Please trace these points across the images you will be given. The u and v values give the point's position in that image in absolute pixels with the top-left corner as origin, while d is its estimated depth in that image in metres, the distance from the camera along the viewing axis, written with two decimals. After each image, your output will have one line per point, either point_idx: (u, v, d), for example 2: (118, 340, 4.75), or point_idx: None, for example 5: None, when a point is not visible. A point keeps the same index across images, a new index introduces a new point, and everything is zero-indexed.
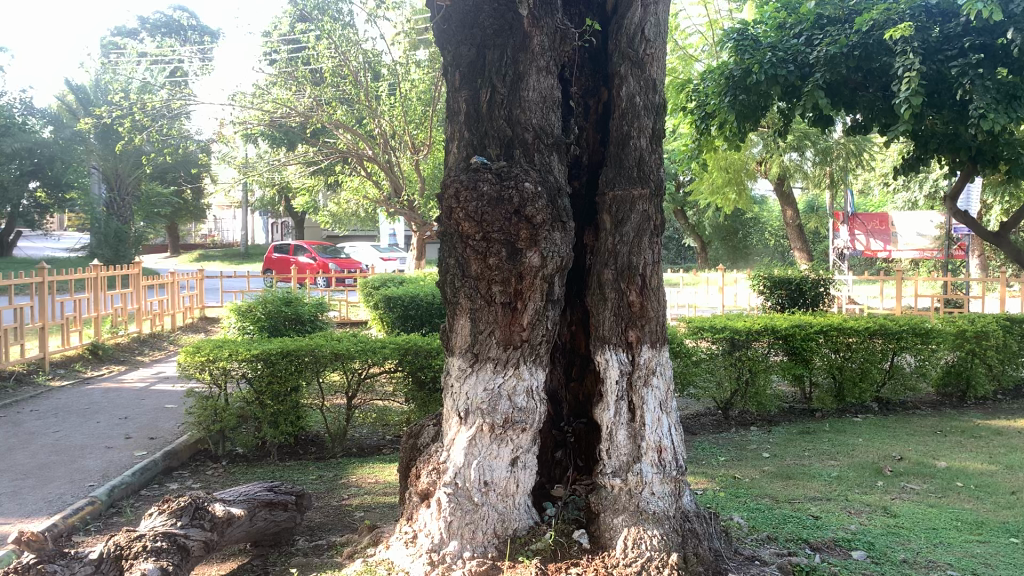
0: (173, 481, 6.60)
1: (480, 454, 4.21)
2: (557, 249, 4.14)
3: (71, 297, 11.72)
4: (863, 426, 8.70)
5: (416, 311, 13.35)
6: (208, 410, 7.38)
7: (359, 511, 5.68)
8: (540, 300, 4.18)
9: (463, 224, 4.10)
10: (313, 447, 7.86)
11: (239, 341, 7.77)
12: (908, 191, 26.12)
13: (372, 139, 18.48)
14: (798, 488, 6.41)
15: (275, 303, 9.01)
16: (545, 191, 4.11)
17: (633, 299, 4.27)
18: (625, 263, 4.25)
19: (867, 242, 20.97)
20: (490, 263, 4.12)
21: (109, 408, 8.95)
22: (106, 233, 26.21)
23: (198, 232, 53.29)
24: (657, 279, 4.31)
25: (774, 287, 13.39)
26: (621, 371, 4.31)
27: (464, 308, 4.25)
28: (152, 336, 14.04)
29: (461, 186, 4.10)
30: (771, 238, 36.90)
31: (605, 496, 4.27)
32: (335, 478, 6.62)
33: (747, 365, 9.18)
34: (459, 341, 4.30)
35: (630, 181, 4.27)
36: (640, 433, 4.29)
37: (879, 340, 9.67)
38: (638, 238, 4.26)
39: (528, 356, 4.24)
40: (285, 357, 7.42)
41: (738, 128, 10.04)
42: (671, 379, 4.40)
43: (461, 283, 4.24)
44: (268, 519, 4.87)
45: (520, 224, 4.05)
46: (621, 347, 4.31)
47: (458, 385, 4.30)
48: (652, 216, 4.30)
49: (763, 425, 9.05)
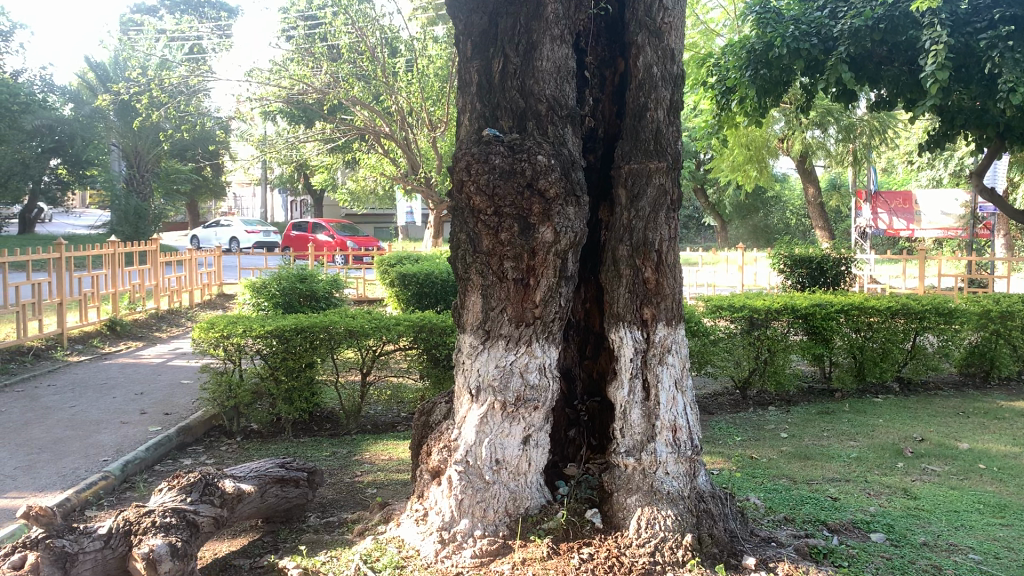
0: (186, 456, 6.61)
1: (491, 432, 4.15)
2: (570, 224, 4.04)
3: (89, 273, 11.79)
4: (883, 406, 8.58)
5: (431, 287, 13.30)
6: (222, 385, 7.37)
7: (372, 488, 5.66)
8: (553, 277, 4.09)
9: (474, 198, 4.02)
10: (328, 423, 7.85)
11: (252, 317, 7.75)
12: (933, 168, 25.69)
13: (390, 115, 18.38)
14: (817, 469, 6.32)
15: (289, 279, 8.99)
16: (559, 164, 4.01)
17: (649, 276, 4.17)
18: (641, 239, 4.15)
19: (890, 221, 20.09)
20: (502, 238, 4.03)
21: (125, 383, 8.99)
22: (126, 210, 26.43)
23: (218, 210, 53.50)
24: (673, 256, 4.21)
25: (795, 266, 13.21)
26: (636, 349, 4.22)
27: (476, 285, 4.17)
28: (170, 312, 14.10)
29: (473, 159, 4.02)
30: (793, 216, 36.51)
31: (618, 475, 4.21)
32: (349, 454, 6.60)
33: (766, 345, 9.07)
34: (471, 318, 4.23)
35: (646, 154, 4.16)
36: (655, 412, 4.20)
37: (901, 320, 9.53)
38: (654, 214, 4.16)
39: (540, 334, 4.16)
40: (300, 334, 7.39)
41: (760, 104, 9.86)
42: (687, 357, 4.31)
43: (472, 259, 4.15)
44: (279, 495, 4.87)
45: (533, 199, 3.97)
46: (636, 325, 4.22)
47: (469, 362, 4.23)
48: (669, 190, 4.18)
49: (782, 404, 8.94)
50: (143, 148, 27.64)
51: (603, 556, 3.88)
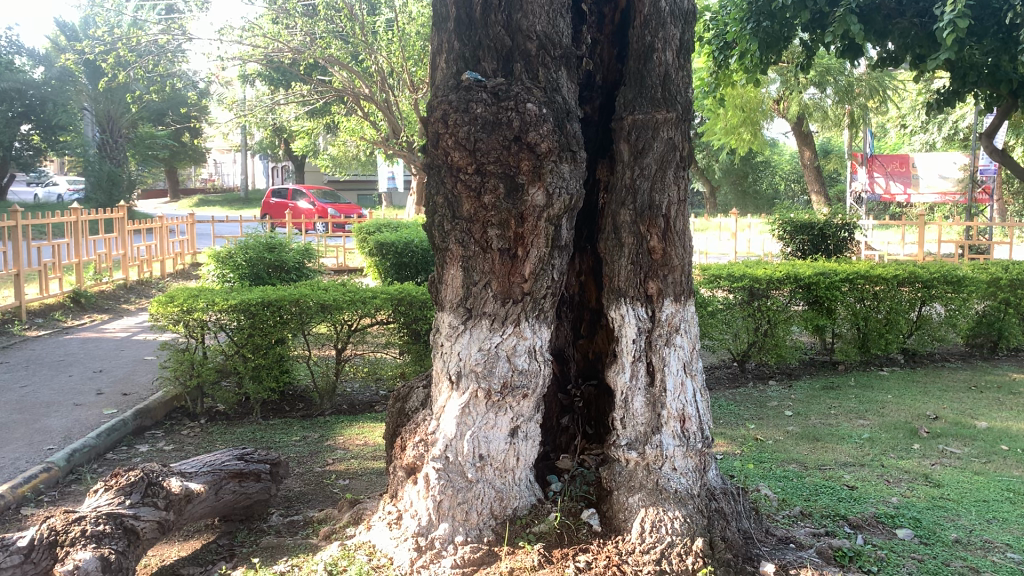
0: (142, 442, 6.06)
1: (475, 424, 3.62)
2: (565, 184, 3.48)
3: (49, 243, 11.10)
4: (891, 380, 8.12)
5: (410, 258, 12.74)
6: (184, 363, 6.79)
7: (343, 478, 5.15)
8: (544, 247, 3.54)
9: (453, 154, 3.46)
10: (300, 403, 7.31)
11: (217, 289, 7.17)
12: (926, 132, 25.12)
13: (369, 76, 17.58)
14: (827, 453, 5.83)
15: (257, 248, 8.38)
16: (551, 115, 3.45)
17: (655, 244, 3.61)
18: (646, 202, 3.59)
19: (887, 185, 19.92)
20: (486, 202, 3.49)
21: (84, 360, 8.40)
22: (100, 176, 25.65)
23: (198, 176, 52.35)
24: (683, 221, 3.65)
25: (795, 233, 12.69)
26: (639, 329, 3.67)
27: (455, 256, 3.61)
28: (140, 284, 13.44)
29: (451, 108, 3.44)
30: (782, 181, 35.91)
31: (618, 471, 3.69)
32: (321, 439, 6.07)
33: (766, 315, 8.55)
34: (449, 294, 3.67)
35: (652, 102, 3.59)
36: (660, 400, 3.67)
37: (906, 289, 9.06)
38: (662, 174, 3.60)
39: (530, 312, 3.62)
40: (269, 307, 6.83)
41: (761, 60, 9.21)
42: (698, 337, 3.77)
43: (451, 226, 3.59)
44: (237, 491, 4.35)
45: (521, 154, 3.41)
46: (640, 302, 3.67)
47: (448, 345, 3.68)
48: (678, 146, 3.62)
49: (783, 379, 8.45)
50: (116, 112, 26.65)
51: (602, 564, 3.36)
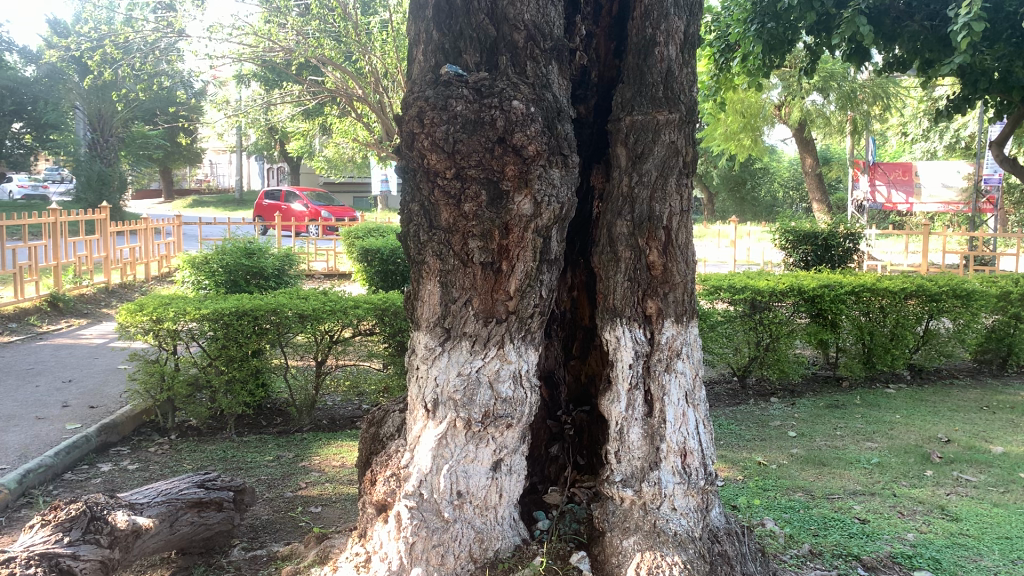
0: (105, 461, 5.69)
1: (453, 457, 3.25)
2: (556, 191, 3.12)
3: (25, 245, 10.72)
4: (898, 398, 7.76)
5: (395, 265, 12.39)
6: (154, 375, 6.41)
7: (315, 506, 4.79)
8: (532, 261, 3.18)
9: (430, 157, 3.10)
10: (278, 417, 6.94)
11: (191, 297, 6.80)
12: (927, 141, 24.84)
13: (363, 77, 17.21)
14: (834, 479, 5.46)
15: (234, 254, 8.01)
16: (540, 114, 3.09)
17: (655, 259, 3.25)
18: (645, 213, 3.23)
19: (888, 194, 19.51)
20: (466, 210, 3.14)
21: (54, 368, 8.01)
22: (89, 175, 25.13)
23: (194, 177, 51.94)
24: (685, 234, 3.30)
25: (798, 243, 12.33)
26: (637, 353, 3.30)
27: (432, 270, 3.24)
28: (123, 287, 13.05)
29: (427, 104, 3.08)
30: (780, 188, 35.63)
31: (611, 511, 3.32)
32: (295, 460, 5.70)
33: (769, 329, 8.19)
34: (426, 312, 3.30)
35: (653, 101, 3.23)
36: (659, 433, 3.30)
37: (913, 302, 8.68)
38: (664, 181, 3.24)
39: (515, 333, 3.26)
40: (245, 316, 6.45)
41: (764, 63, 8.85)
42: (701, 362, 3.40)
43: (428, 237, 3.22)
44: (195, 523, 3.99)
45: (506, 157, 3.07)
46: (638, 323, 3.30)
47: (424, 369, 3.31)
48: (682, 149, 3.26)
49: (785, 396, 8.09)
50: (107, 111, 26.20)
51: None
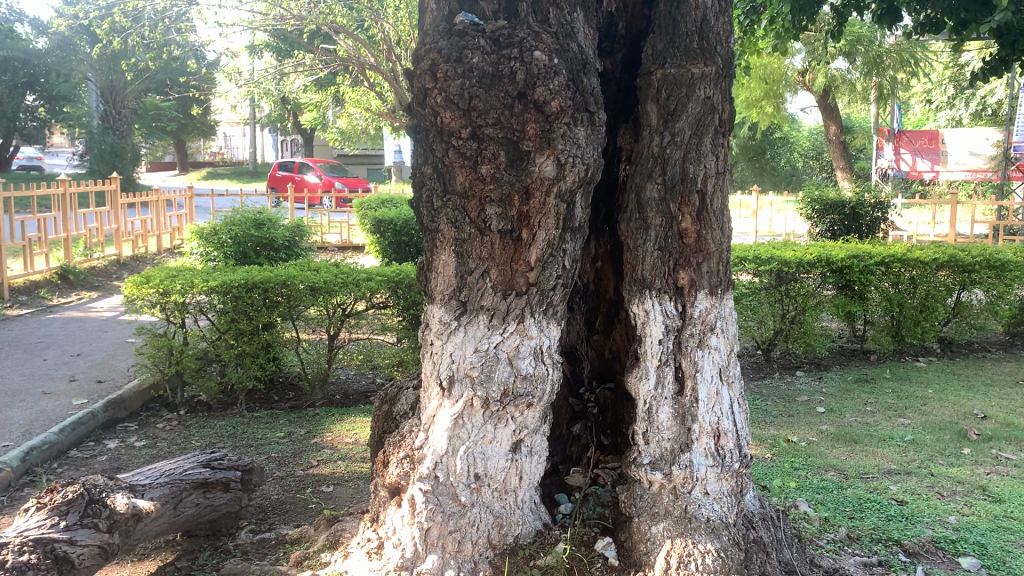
0: (112, 437, 5.53)
1: (470, 438, 3.04)
2: (580, 152, 2.86)
3: (34, 217, 10.54)
4: (930, 373, 7.49)
5: (409, 237, 12.16)
6: (162, 349, 6.24)
7: (326, 486, 4.61)
8: (554, 228, 2.94)
9: (443, 115, 2.86)
10: (290, 392, 6.76)
11: (199, 269, 6.61)
12: (952, 108, 24.22)
13: (375, 45, 16.85)
14: (867, 458, 5.22)
15: (243, 225, 7.81)
16: (564, 67, 2.84)
17: (688, 226, 3.00)
18: (677, 176, 2.98)
19: (913, 163, 18.75)
20: (483, 173, 2.90)
21: (63, 342, 7.86)
22: (102, 147, 24.28)
23: (208, 149, 51.66)
24: (720, 199, 3.04)
25: (825, 212, 11.98)
26: (667, 327, 3.05)
27: (447, 238, 3.01)
28: (135, 260, 12.89)
29: (440, 56, 2.84)
30: (800, 158, 34.98)
31: (639, 495, 3.11)
32: (307, 436, 5.52)
33: (796, 301, 7.91)
34: (440, 284, 3.07)
35: (687, 53, 2.97)
36: (690, 412, 3.07)
37: (944, 273, 8.37)
38: (697, 141, 2.98)
39: (536, 306, 3.03)
40: (255, 288, 6.25)
41: (791, 24, 8.48)
42: (736, 337, 3.15)
43: (442, 203, 2.98)
44: (200, 505, 3.81)
45: (527, 114, 2.83)
46: (669, 294, 3.05)
47: (439, 344, 3.09)
48: (718, 106, 3.00)
49: (812, 370, 7.83)
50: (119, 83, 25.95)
51: None
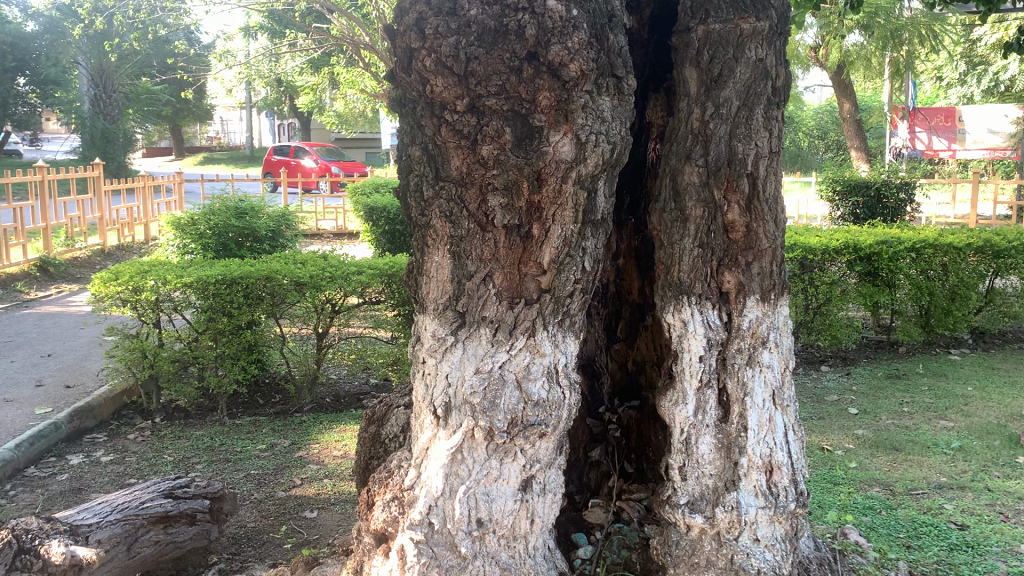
0: (76, 451, 5.00)
1: (471, 476, 2.47)
2: (605, 128, 2.32)
3: (9, 206, 10.00)
4: (967, 367, 6.93)
5: (405, 226, 11.59)
6: (135, 352, 5.68)
7: (309, 510, 4.08)
8: (571, 222, 2.39)
9: (436, 83, 2.33)
10: (277, 395, 6.21)
11: (174, 263, 6.06)
12: (964, 85, 23.48)
13: (369, 24, 16.15)
14: (914, 470, 4.68)
15: (223, 214, 7.24)
16: (586, 20, 2.31)
17: (735, 218, 2.46)
18: (723, 157, 2.43)
19: (929, 141, 18.52)
20: (484, 154, 2.36)
21: (35, 340, 7.33)
22: (92, 133, 23.56)
23: (204, 134, 50.72)
24: (773, 185, 2.49)
25: (847, 194, 11.24)
26: (710, 342, 2.51)
27: (441, 236, 2.46)
28: (120, 250, 12.27)
29: (429, 8, 2.33)
30: (804, 138, 34.19)
31: (675, 542, 2.57)
32: (291, 449, 5.00)
33: (822, 291, 7.33)
34: (433, 291, 2.52)
35: (735, 4, 2.42)
36: (737, 443, 2.53)
37: (975, 259, 7.80)
38: (747, 115, 2.43)
39: (550, 316, 2.48)
40: (236, 282, 5.70)
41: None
42: (791, 352, 2.60)
43: (434, 192, 2.44)
44: (160, 542, 3.30)
45: (539, 81, 2.29)
46: (711, 301, 2.51)
47: (433, 364, 2.55)
48: (772, 69, 2.46)
49: (837, 365, 7.29)
50: None
51: None
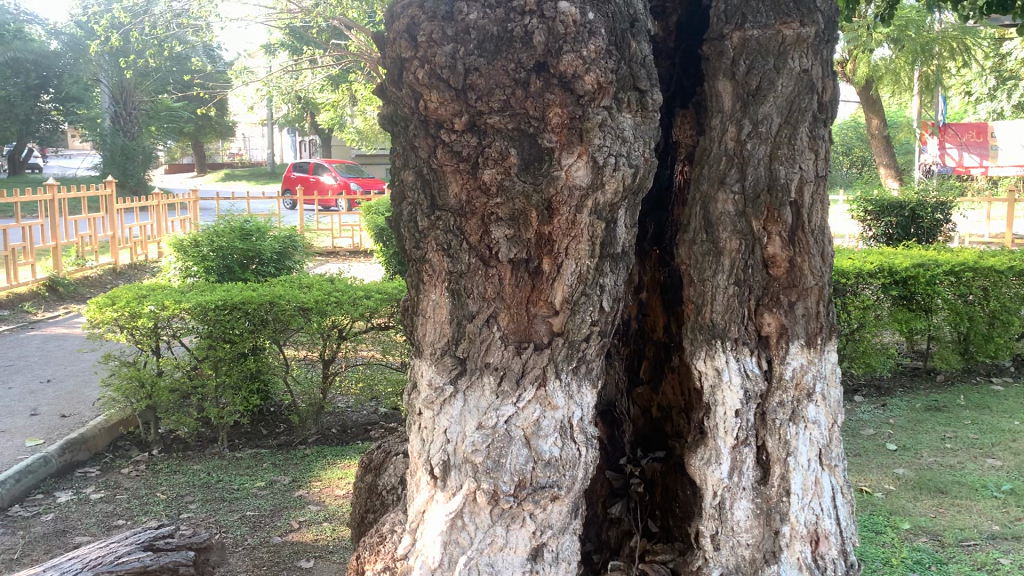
0: (65, 488, 4.73)
1: (473, 545, 2.12)
2: (625, 149, 2.03)
3: (18, 224, 9.83)
4: (1012, 399, 6.50)
5: None
6: (133, 381, 5.38)
7: (305, 559, 3.77)
8: (587, 256, 2.08)
9: (432, 100, 2.04)
10: (281, 425, 5.92)
11: (174, 287, 5.81)
12: (994, 100, 22.89)
13: None
14: (962, 517, 4.29)
15: (227, 236, 7.03)
16: (605, 26, 2.02)
17: (776, 251, 2.15)
18: (762, 182, 2.12)
19: (960, 158, 18.14)
20: (486, 179, 2.07)
21: (37, 363, 7.12)
22: (112, 149, 23.35)
23: (226, 150, 50.88)
24: (819, 214, 2.18)
25: (880, 213, 10.77)
26: (747, 394, 2.19)
27: (439, 272, 2.17)
28: (132, 269, 12.08)
29: (422, 12, 2.05)
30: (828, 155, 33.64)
31: None
32: (291, 487, 4.70)
33: (855, 317, 6.94)
34: (430, 334, 2.21)
35: (776, 7, 2.12)
36: (779, 509, 2.19)
37: (1018, 282, 7.37)
38: (790, 134, 2.12)
39: (563, 363, 2.16)
40: (237, 307, 5.41)
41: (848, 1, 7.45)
42: (841, 403, 2.27)
43: (430, 222, 2.15)
44: None
45: (549, 95, 2.01)
46: (749, 346, 2.20)
47: (429, 417, 2.23)
48: (818, 81, 2.14)
49: (872, 395, 6.89)
50: None
51: None
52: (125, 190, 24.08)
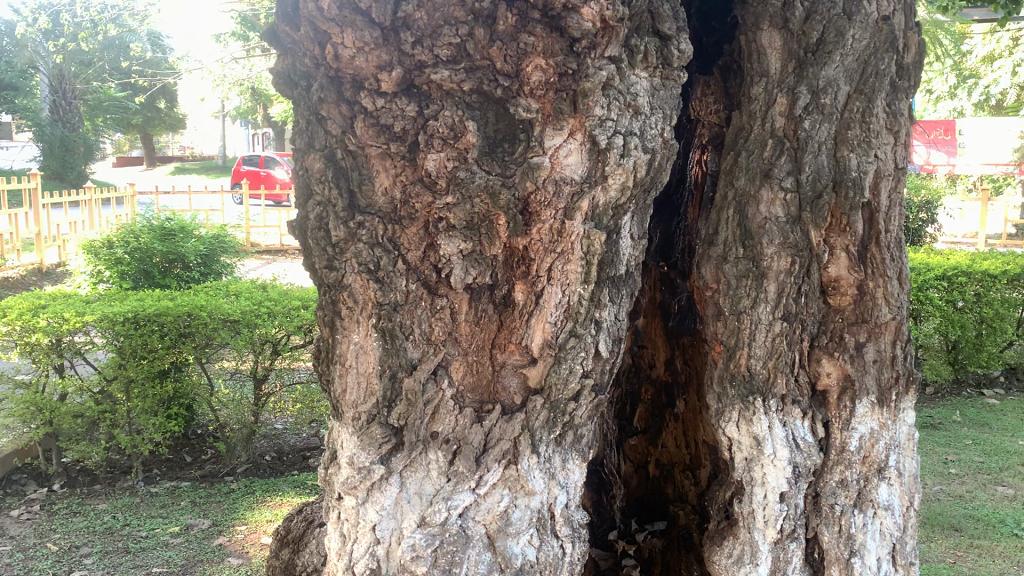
0: None
1: None
2: (637, 124, 1.45)
3: None
4: (1012, 415, 5.95)
5: None
6: (30, 405, 4.58)
7: None
8: (580, 280, 1.47)
9: (353, 52, 1.45)
10: (208, 451, 5.17)
11: (80, 297, 5.06)
12: None
13: None
14: (986, 562, 3.72)
15: (144, 236, 6.33)
16: None
17: (839, 273, 1.57)
18: (824, 175, 1.54)
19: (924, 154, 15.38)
20: (432, 167, 1.47)
21: None
22: (51, 142, 22.09)
23: (177, 143, 49.14)
24: (893, 221, 1.60)
25: None
26: (798, 471, 1.58)
27: (366, 303, 1.52)
28: (60, 269, 11.09)
29: None
30: None
31: None
32: (209, 535, 3.99)
33: None
34: (353, 388, 1.56)
35: None
36: None
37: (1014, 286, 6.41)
38: (863, 107, 1.54)
39: (541, 430, 1.53)
40: (152, 321, 4.66)
41: None
42: (919, 475, 1.66)
43: (353, 228, 1.51)
44: None
45: (527, 37, 1.44)
46: (800, 404, 1.60)
47: (352, 506, 1.56)
48: (900, 34, 1.57)
49: None
50: None
51: None
52: (63, 184, 22.80)
